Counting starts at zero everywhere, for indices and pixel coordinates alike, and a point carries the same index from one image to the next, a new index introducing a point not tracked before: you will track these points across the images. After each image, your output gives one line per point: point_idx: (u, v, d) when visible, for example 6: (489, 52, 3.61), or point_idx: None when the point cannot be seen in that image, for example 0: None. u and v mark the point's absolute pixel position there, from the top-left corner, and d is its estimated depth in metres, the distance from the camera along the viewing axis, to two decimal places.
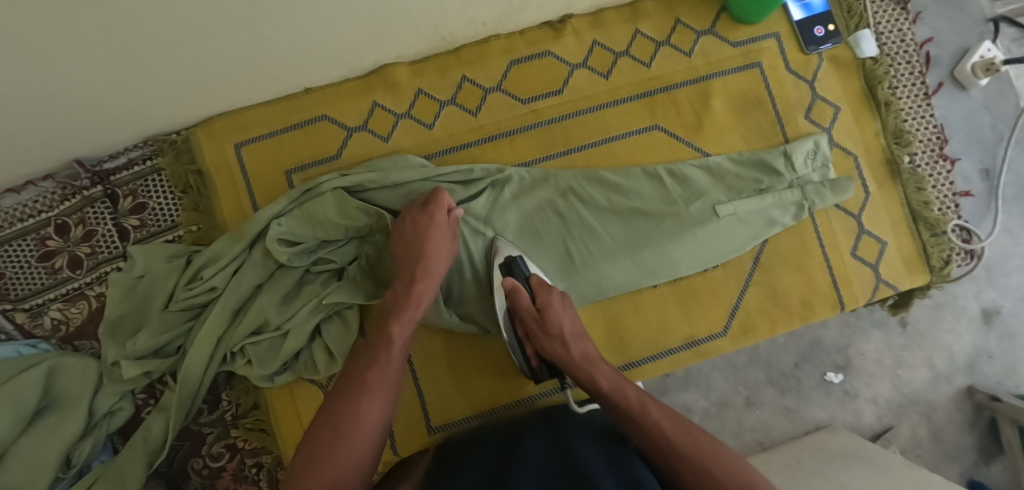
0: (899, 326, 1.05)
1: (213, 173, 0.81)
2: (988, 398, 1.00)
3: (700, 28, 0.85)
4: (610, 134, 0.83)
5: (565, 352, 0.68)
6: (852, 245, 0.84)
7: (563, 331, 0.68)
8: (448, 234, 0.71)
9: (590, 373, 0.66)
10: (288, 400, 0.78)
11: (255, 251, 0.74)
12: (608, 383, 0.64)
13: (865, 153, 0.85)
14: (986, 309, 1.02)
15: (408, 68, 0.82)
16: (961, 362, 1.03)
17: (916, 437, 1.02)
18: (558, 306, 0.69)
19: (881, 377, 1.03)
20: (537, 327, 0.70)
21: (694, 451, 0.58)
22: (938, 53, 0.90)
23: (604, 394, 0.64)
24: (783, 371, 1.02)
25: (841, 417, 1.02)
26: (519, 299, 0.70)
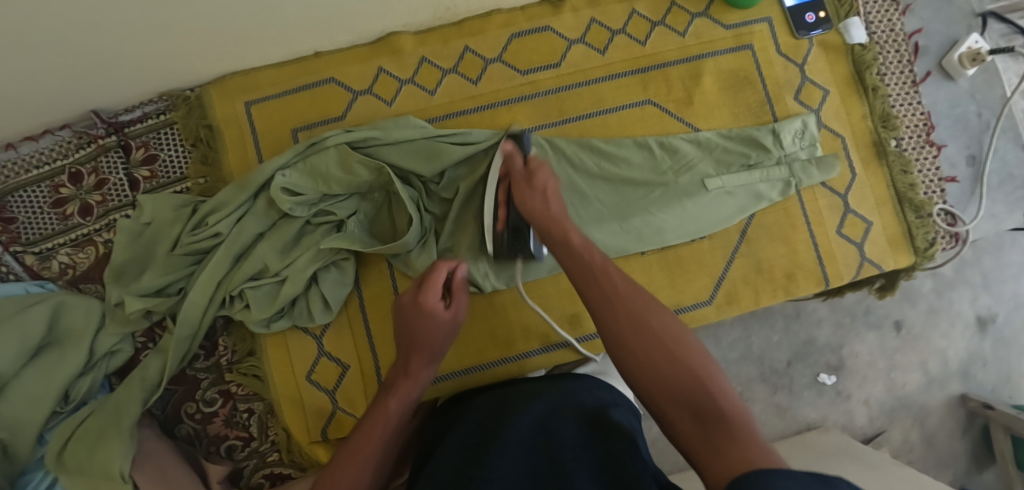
0: (894, 329, 1.11)
1: (222, 128, 0.85)
2: (980, 405, 1.07)
3: (695, 10, 0.88)
4: (604, 107, 0.86)
5: (563, 238, 0.62)
6: (838, 223, 0.86)
7: (556, 211, 0.66)
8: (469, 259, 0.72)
9: (585, 251, 0.60)
10: (281, 348, 0.81)
11: (258, 201, 0.78)
12: (602, 263, 0.58)
13: (852, 135, 0.88)
14: (982, 316, 1.11)
15: (413, 37, 0.85)
16: (954, 368, 1.11)
17: (908, 441, 1.10)
18: (541, 176, 0.69)
19: (874, 379, 1.11)
20: (517, 186, 0.69)
21: (662, 344, 0.51)
22: (927, 44, 0.93)
23: (591, 270, 0.58)
24: (776, 368, 1.10)
25: (833, 417, 1.10)
26: (529, 183, 0.68)
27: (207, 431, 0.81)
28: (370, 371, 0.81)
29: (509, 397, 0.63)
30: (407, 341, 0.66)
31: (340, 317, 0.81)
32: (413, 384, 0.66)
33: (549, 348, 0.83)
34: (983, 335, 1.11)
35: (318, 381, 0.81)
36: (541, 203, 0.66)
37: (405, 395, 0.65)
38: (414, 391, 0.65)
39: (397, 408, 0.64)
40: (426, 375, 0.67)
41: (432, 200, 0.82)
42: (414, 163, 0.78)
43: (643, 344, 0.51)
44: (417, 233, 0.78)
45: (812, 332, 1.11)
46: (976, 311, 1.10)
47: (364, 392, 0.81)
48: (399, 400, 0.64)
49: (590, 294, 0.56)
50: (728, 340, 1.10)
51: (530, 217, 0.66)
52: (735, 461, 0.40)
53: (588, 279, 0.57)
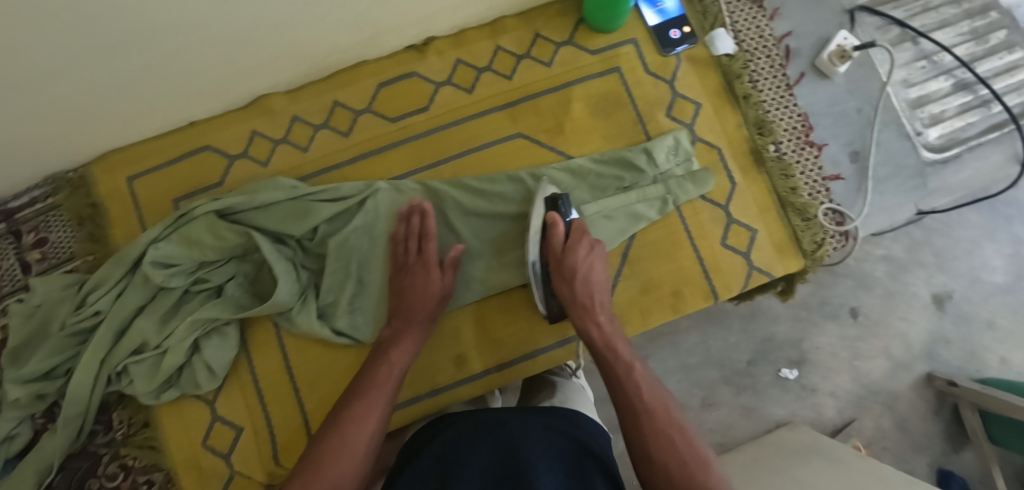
0: (851, 317, 1.11)
1: (108, 204, 0.86)
2: (946, 383, 1.06)
3: (559, 39, 0.90)
4: (476, 144, 0.86)
5: (627, 373, 0.68)
6: (722, 234, 0.86)
7: (600, 305, 0.76)
8: (439, 290, 0.78)
9: (632, 392, 0.65)
10: (176, 415, 0.82)
11: (135, 275, 0.79)
12: (643, 392, 0.64)
13: (728, 145, 0.89)
14: (938, 295, 1.11)
15: (284, 96, 0.87)
16: (919, 350, 1.11)
17: (880, 428, 1.09)
18: (432, 276, 0.78)
19: (838, 370, 1.10)
20: (577, 308, 0.76)
21: (665, 428, 0.60)
22: (798, 46, 0.93)
23: (634, 407, 0.63)
24: (738, 369, 1.09)
25: (801, 413, 1.09)
26: (597, 330, 0.74)
27: None
28: (263, 432, 0.81)
29: (502, 413, 0.61)
30: (390, 337, 0.76)
31: (230, 381, 0.82)
32: (396, 362, 0.73)
33: (439, 391, 0.82)
34: (942, 313, 1.11)
35: (214, 446, 0.81)
36: (609, 337, 0.73)
37: (388, 387, 0.69)
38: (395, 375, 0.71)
39: (398, 359, 0.73)
40: (409, 347, 0.74)
41: (310, 256, 0.82)
42: (283, 224, 0.79)
43: (653, 421, 0.61)
44: (294, 290, 0.79)
45: (769, 329, 1.10)
46: (931, 290, 1.11)
47: (258, 452, 0.81)
48: (381, 396, 0.68)
49: (645, 422, 0.61)
50: (686, 347, 1.09)
51: (417, 309, 0.77)
52: None
53: (616, 391, 0.67)
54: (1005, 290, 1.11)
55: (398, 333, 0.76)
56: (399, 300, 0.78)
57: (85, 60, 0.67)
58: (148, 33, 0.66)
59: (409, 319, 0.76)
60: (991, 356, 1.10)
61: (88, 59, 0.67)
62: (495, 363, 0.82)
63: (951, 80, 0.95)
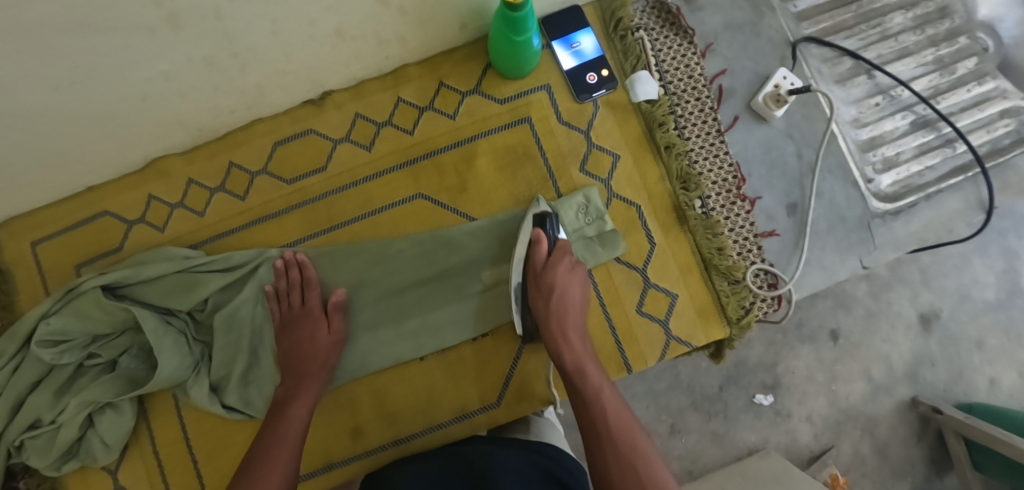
0: (831, 340, 1.03)
1: (13, 270, 0.86)
2: (930, 409, 0.99)
3: (465, 87, 0.83)
4: (373, 207, 0.82)
5: (596, 398, 0.67)
6: (637, 300, 0.80)
7: (569, 321, 0.72)
8: (326, 332, 0.76)
9: (602, 419, 0.65)
10: (82, 484, 0.82)
11: (29, 349, 0.78)
12: (611, 421, 0.65)
13: (648, 201, 0.81)
14: (924, 314, 1.03)
15: (179, 158, 0.84)
16: (902, 372, 1.03)
17: (858, 453, 1.02)
18: (318, 327, 0.76)
19: (815, 394, 1.02)
20: (551, 326, 0.72)
21: (631, 458, 0.62)
22: (732, 85, 0.85)
23: (601, 437, 0.64)
24: (708, 394, 1.02)
25: (775, 439, 1.01)
26: (571, 351, 0.70)
27: None
28: None
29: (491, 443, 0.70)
30: (290, 377, 0.74)
31: (132, 451, 0.82)
32: (297, 417, 0.72)
33: (333, 465, 0.79)
34: (928, 334, 1.03)
35: None
36: (579, 357, 0.70)
37: (295, 431, 0.70)
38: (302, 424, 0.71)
39: (299, 412, 0.72)
40: (308, 400, 0.73)
41: (203, 328, 0.80)
42: (170, 297, 0.77)
43: (619, 453, 0.62)
44: (184, 364, 0.77)
45: (742, 352, 1.02)
46: (917, 310, 1.03)
47: None
48: (287, 435, 0.70)
49: (609, 455, 0.63)
50: (654, 372, 1.01)
51: (307, 361, 0.75)
52: None
53: (584, 410, 0.67)
54: (996, 308, 1.04)
55: (291, 389, 0.74)
56: (289, 352, 0.76)
57: None
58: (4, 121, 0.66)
59: (301, 373, 0.74)
60: (979, 377, 1.03)
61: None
62: (391, 438, 0.79)
63: (910, 117, 0.87)
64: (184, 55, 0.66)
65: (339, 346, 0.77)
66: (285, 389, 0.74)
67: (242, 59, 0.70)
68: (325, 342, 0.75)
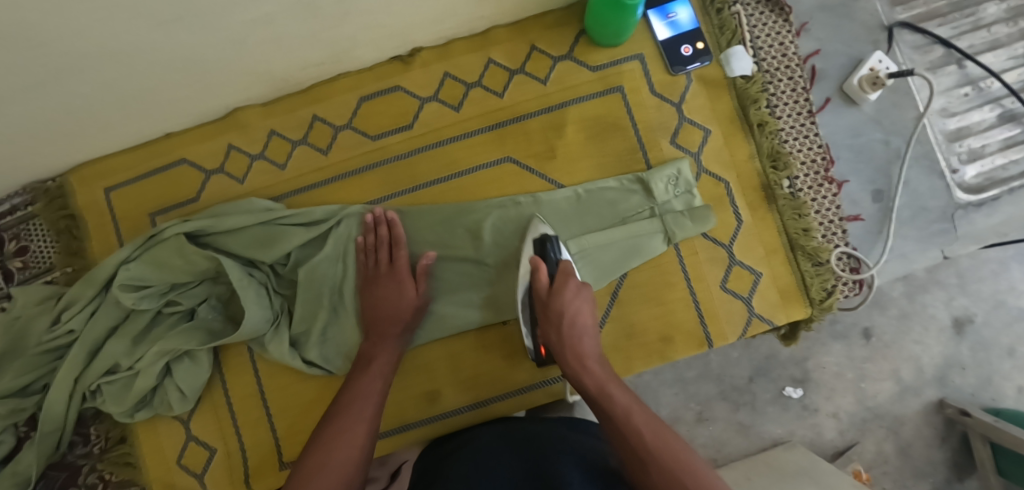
0: (862, 338, 0.97)
1: (85, 216, 0.85)
2: (958, 412, 0.93)
3: (557, 53, 0.82)
4: (459, 169, 0.81)
5: (626, 421, 0.61)
6: (721, 277, 0.80)
7: (586, 351, 0.69)
8: (412, 288, 0.75)
9: (637, 440, 0.59)
10: (151, 433, 0.82)
11: (108, 294, 0.78)
12: (649, 441, 0.58)
13: (736, 178, 0.81)
14: (958, 318, 0.97)
15: (259, 109, 0.82)
16: (931, 374, 0.97)
17: (882, 453, 0.96)
18: (403, 287, 0.74)
19: (843, 390, 0.96)
20: (555, 338, 0.70)
21: (681, 476, 0.55)
22: (825, 67, 0.83)
23: (640, 462, 0.57)
24: (737, 385, 0.97)
25: (800, 433, 0.96)
26: (590, 374, 0.66)
27: None
28: (235, 455, 0.81)
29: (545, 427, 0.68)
30: (371, 334, 0.73)
31: (204, 401, 0.81)
32: (378, 373, 0.70)
33: (408, 427, 0.79)
34: (961, 338, 0.97)
35: (188, 465, 0.81)
36: (601, 378, 0.66)
37: (376, 388, 0.69)
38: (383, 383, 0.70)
39: (372, 384, 0.69)
40: (389, 359, 0.72)
41: (283, 282, 0.79)
42: (254, 249, 0.76)
43: (666, 472, 0.56)
44: (264, 317, 0.76)
45: (774, 345, 0.98)
46: (952, 314, 0.97)
47: (229, 476, 0.81)
48: (366, 388, 0.68)
49: (653, 471, 0.56)
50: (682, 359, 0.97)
51: (390, 320, 0.73)
52: None
53: (617, 439, 0.60)
54: None
55: (374, 347, 0.73)
56: (369, 310, 0.75)
57: (35, 86, 0.65)
58: (98, 58, 0.63)
59: (386, 333, 0.73)
60: (1009, 385, 0.96)
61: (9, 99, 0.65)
62: (470, 401, 0.79)
63: (997, 110, 0.85)
64: (292, 0, 0.63)
65: (420, 309, 0.76)
66: (370, 346, 0.73)
67: (346, 8, 0.67)
68: (410, 292, 0.75)
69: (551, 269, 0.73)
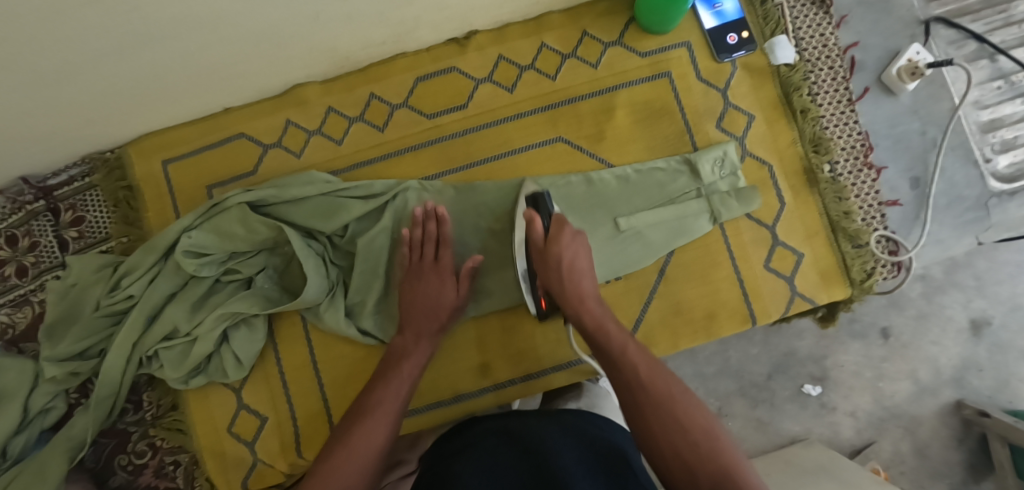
0: (881, 338, 1.01)
1: (142, 188, 0.87)
2: (976, 413, 0.97)
3: (608, 39, 0.85)
4: (512, 148, 0.83)
5: (623, 354, 0.64)
6: (765, 256, 0.82)
7: (586, 291, 0.70)
8: (452, 293, 0.76)
9: (632, 373, 0.62)
10: (203, 401, 0.83)
11: (168, 261, 0.79)
12: (643, 376, 0.61)
13: (780, 162, 0.83)
14: (975, 320, 1.00)
15: (319, 86, 0.85)
16: (948, 375, 1.01)
17: (898, 452, 1.00)
18: (445, 287, 0.76)
19: (861, 389, 1.01)
20: (549, 279, 0.71)
21: (671, 407, 0.58)
22: (863, 59, 0.86)
23: (634, 394, 0.60)
24: (756, 382, 1.02)
25: (818, 431, 1.01)
26: (590, 312, 0.68)
27: (138, 482, 0.84)
28: (287, 424, 0.82)
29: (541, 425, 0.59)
30: (406, 332, 0.75)
31: (257, 370, 0.83)
32: (408, 373, 0.71)
33: (460, 398, 0.81)
34: (977, 340, 1.00)
35: (239, 434, 0.83)
36: (601, 318, 0.68)
37: (403, 387, 0.69)
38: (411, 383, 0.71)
39: (409, 369, 0.72)
40: (420, 360, 0.73)
41: (339, 253, 0.81)
42: (315, 219, 0.78)
43: (655, 404, 0.58)
44: (321, 287, 0.78)
45: (793, 343, 1.02)
46: (969, 316, 1.00)
47: (280, 444, 0.82)
48: (395, 388, 0.69)
49: (644, 405, 0.59)
50: (704, 356, 1.02)
51: (428, 320, 0.75)
52: None
53: (612, 370, 0.64)
54: None
55: (409, 345, 0.74)
56: (407, 304, 0.76)
57: (119, 50, 0.67)
58: (182, 25, 0.66)
59: (421, 333, 0.74)
60: None
61: (66, 73, 0.69)
62: (520, 374, 0.81)
63: None
64: None
65: (457, 310, 0.77)
66: (404, 344, 0.74)
67: None
68: (451, 294, 0.76)
69: (545, 220, 0.74)
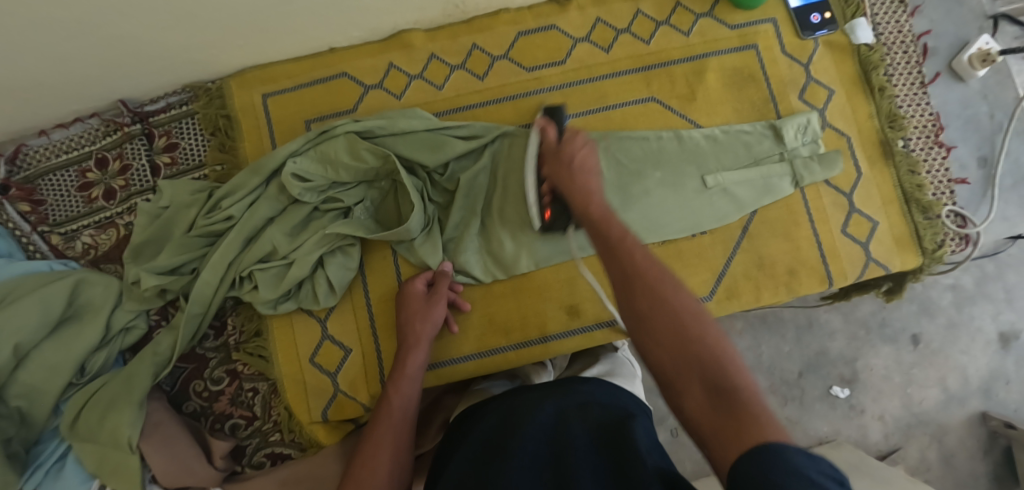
0: (911, 344, 1.04)
1: (240, 117, 0.88)
2: (1003, 424, 1.00)
3: (700, 10, 0.90)
4: (607, 103, 0.87)
5: (621, 242, 0.52)
6: (843, 222, 0.86)
7: (591, 183, 0.61)
8: (425, 300, 0.78)
9: (628, 256, 0.50)
10: (286, 329, 0.83)
11: (270, 185, 0.81)
12: (639, 257, 0.50)
13: (858, 134, 0.88)
14: (1004, 333, 1.03)
15: (423, 34, 0.89)
16: (975, 385, 1.04)
17: (924, 459, 1.03)
18: (422, 301, 0.78)
19: (890, 393, 1.04)
20: (570, 188, 0.61)
21: (667, 299, 0.47)
22: (936, 45, 0.93)
23: (626, 276, 0.49)
24: (788, 379, 1.04)
25: (846, 432, 1.03)
26: (591, 207, 0.57)
27: (212, 409, 0.84)
28: (371, 356, 0.83)
29: (528, 398, 0.63)
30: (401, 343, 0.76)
31: (344, 302, 0.84)
32: (407, 379, 0.72)
33: (547, 339, 0.84)
34: (1006, 352, 1.03)
35: (321, 364, 0.83)
36: (607, 208, 0.57)
37: (406, 391, 0.70)
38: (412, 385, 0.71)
39: (401, 401, 0.70)
40: (419, 365, 0.73)
41: (437, 190, 0.84)
42: (420, 153, 0.80)
43: (652, 294, 0.48)
44: (421, 220, 0.80)
45: (824, 343, 1.05)
46: (998, 328, 1.03)
47: (365, 375, 0.82)
48: (402, 395, 0.70)
49: (638, 294, 0.48)
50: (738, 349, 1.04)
51: (410, 334, 0.76)
52: (741, 437, 0.38)
53: (609, 255, 0.52)
54: None
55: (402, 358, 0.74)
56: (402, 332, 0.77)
57: None
58: None
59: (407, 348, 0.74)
60: None
61: None
62: (608, 318, 0.84)
63: None
64: None
65: (440, 305, 0.78)
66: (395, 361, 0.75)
67: None
68: (441, 308, 0.78)
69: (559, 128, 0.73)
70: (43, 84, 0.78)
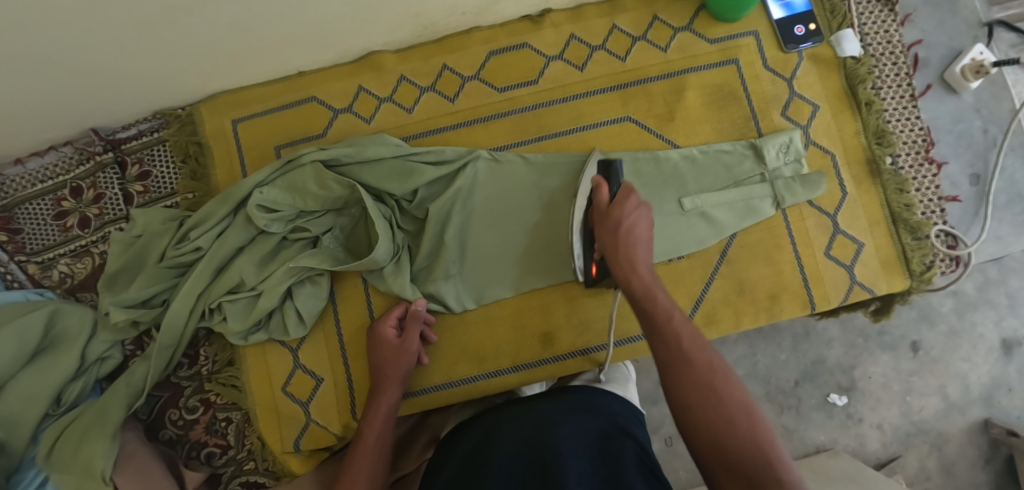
0: (910, 351, 1.01)
1: (212, 144, 0.88)
2: (1005, 433, 0.97)
3: (677, 24, 0.86)
4: (582, 124, 0.85)
5: (669, 324, 0.57)
6: (826, 243, 0.83)
7: (640, 236, 0.64)
8: (394, 341, 0.77)
9: (676, 344, 0.55)
10: (260, 357, 0.83)
11: (237, 215, 0.80)
12: (687, 350, 0.55)
13: (843, 152, 0.85)
14: (1007, 340, 1.00)
15: (393, 55, 0.87)
16: (976, 394, 1.00)
17: (923, 468, 1.00)
18: (390, 341, 0.77)
19: (888, 402, 1.01)
20: (618, 273, 0.62)
21: (714, 390, 0.52)
22: (926, 56, 0.89)
23: (680, 369, 0.54)
24: (783, 388, 1.02)
25: (843, 441, 1.01)
26: (637, 277, 0.61)
27: (188, 437, 0.85)
28: (343, 385, 0.82)
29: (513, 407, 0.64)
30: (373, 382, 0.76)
31: (315, 331, 0.83)
32: (379, 416, 0.72)
33: (520, 366, 0.82)
34: (1008, 359, 1.00)
35: (293, 393, 0.83)
36: (650, 284, 0.60)
37: (378, 427, 0.71)
38: (385, 420, 0.72)
39: (374, 436, 0.70)
40: (392, 401, 0.74)
41: (406, 217, 0.82)
42: (388, 180, 0.79)
43: (698, 384, 0.53)
44: (390, 249, 0.79)
45: (823, 350, 1.02)
46: (1000, 335, 0.99)
47: (337, 404, 0.82)
48: (375, 430, 0.71)
49: (684, 387, 0.53)
50: (731, 359, 1.02)
51: (382, 370, 0.76)
52: None
53: (654, 335, 0.57)
54: None
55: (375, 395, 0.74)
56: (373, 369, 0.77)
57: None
58: None
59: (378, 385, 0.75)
60: None
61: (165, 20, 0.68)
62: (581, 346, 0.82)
63: None
64: None
65: (409, 347, 0.76)
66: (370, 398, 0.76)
67: None
68: (411, 351, 0.77)
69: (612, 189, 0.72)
70: (13, 117, 0.78)
